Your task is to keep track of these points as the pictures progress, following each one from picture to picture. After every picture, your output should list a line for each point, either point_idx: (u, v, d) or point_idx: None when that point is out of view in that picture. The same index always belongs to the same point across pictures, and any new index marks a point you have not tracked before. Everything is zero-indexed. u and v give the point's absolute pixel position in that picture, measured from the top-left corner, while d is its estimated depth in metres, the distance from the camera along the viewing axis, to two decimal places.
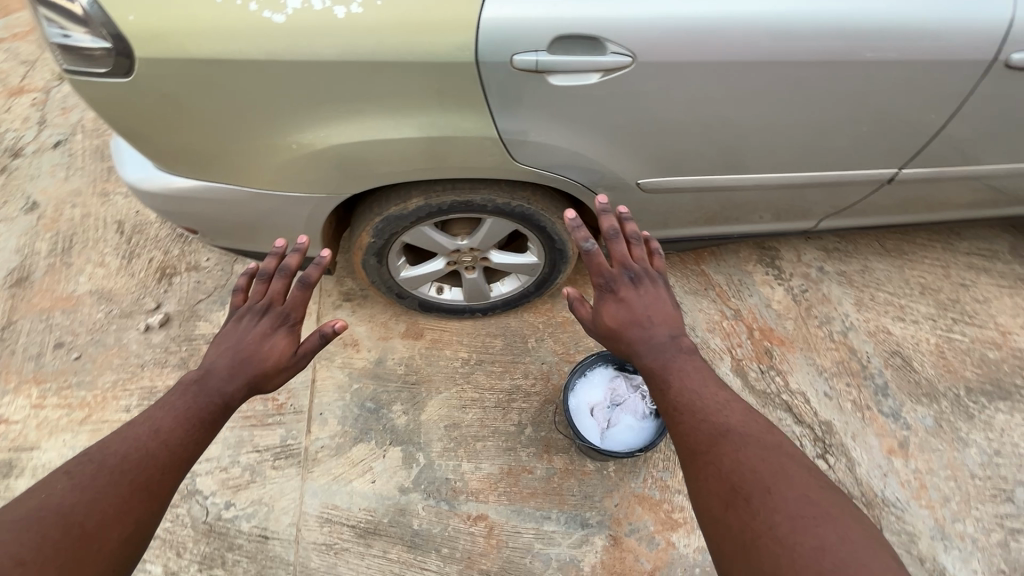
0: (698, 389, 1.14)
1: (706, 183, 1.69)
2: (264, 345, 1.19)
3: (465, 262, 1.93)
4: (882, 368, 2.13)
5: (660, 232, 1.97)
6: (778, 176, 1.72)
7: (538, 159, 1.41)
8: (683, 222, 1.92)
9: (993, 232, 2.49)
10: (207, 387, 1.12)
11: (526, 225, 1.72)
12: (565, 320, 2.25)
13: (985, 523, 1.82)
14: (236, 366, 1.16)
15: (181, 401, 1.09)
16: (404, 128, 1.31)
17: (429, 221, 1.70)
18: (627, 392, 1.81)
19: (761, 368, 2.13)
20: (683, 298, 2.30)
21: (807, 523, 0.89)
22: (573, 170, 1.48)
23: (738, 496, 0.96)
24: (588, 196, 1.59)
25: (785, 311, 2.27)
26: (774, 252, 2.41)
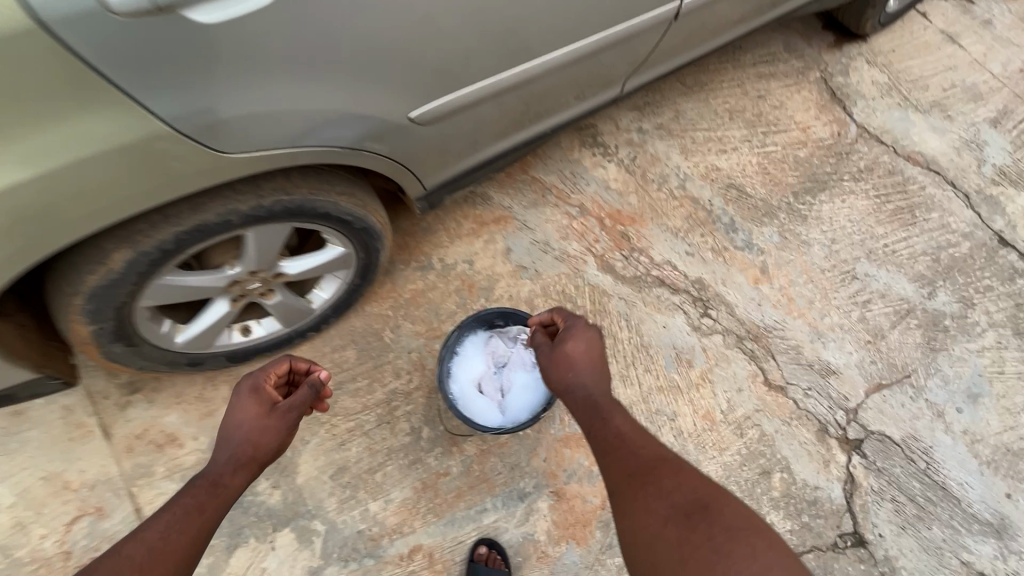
0: (637, 428, 1.22)
1: (490, 89, 1.38)
2: (251, 421, 1.24)
3: (255, 290, 1.47)
4: (724, 206, 2.14)
5: (474, 160, 1.64)
6: (563, 53, 1.46)
7: (254, 133, 1.04)
8: (489, 140, 1.60)
9: (767, 35, 2.56)
10: (210, 481, 1.16)
11: (303, 219, 1.30)
12: (415, 293, 1.92)
13: (844, 308, 1.98)
14: (229, 451, 1.20)
15: (183, 501, 1.11)
16: (21, 167, 0.88)
17: (169, 269, 1.21)
18: (508, 350, 1.58)
19: (624, 255, 2.03)
20: (525, 216, 2.08)
21: (738, 535, 0.98)
22: (313, 131, 1.12)
23: (681, 513, 1.02)
24: (354, 156, 1.23)
25: (624, 187, 2.16)
26: (592, 130, 2.25)
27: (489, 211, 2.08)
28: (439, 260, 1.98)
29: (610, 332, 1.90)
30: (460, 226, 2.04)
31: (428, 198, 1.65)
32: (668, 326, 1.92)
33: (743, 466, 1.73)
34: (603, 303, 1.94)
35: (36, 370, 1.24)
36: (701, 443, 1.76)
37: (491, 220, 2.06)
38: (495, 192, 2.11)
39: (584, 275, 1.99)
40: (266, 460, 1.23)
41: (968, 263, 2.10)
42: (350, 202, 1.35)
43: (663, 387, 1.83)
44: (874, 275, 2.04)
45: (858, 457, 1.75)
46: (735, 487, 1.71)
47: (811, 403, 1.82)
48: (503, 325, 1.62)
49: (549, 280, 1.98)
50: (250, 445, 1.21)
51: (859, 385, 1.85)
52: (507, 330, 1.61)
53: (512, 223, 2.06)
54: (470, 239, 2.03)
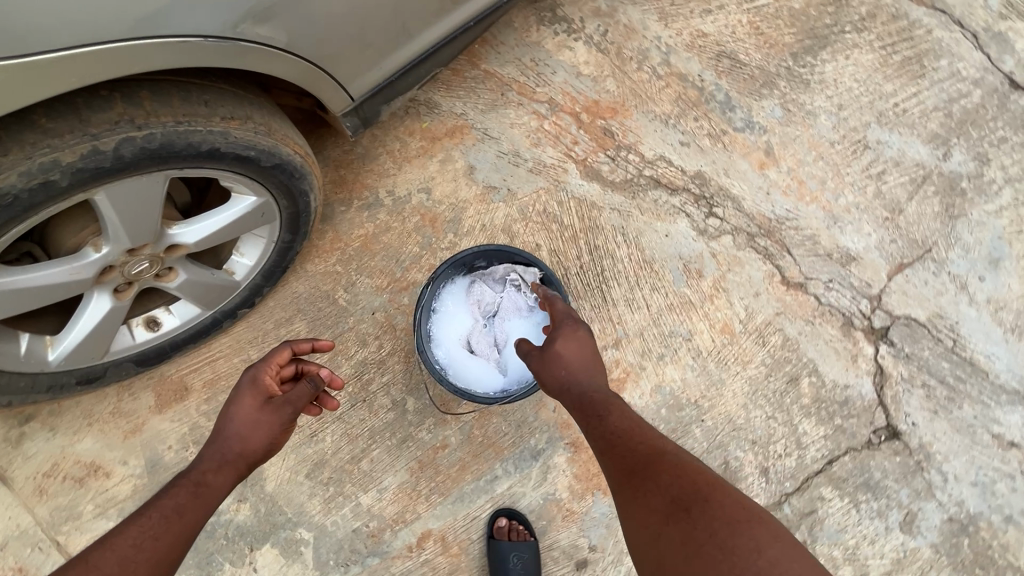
0: (633, 417, 0.98)
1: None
2: (247, 413, 0.99)
3: (144, 275, 1.06)
4: (716, 81, 1.80)
5: (417, 43, 1.20)
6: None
7: (55, 17, 0.69)
8: (430, 14, 1.16)
9: None
10: (192, 483, 0.91)
11: (177, 166, 0.89)
12: (365, 239, 1.55)
13: (859, 184, 1.75)
14: (219, 450, 0.95)
15: (162, 506, 0.86)
16: None
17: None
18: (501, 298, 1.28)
19: (609, 155, 1.69)
20: (484, 123, 1.68)
21: (744, 529, 0.78)
22: (147, 8, 0.74)
23: (677, 506, 0.81)
24: (226, 51, 0.85)
25: (598, 71, 1.76)
26: (548, 2, 1.79)
27: (439, 123, 1.66)
28: (388, 194, 1.59)
29: (607, 251, 1.61)
30: (406, 148, 1.63)
31: (359, 112, 1.21)
32: (671, 234, 1.64)
33: (771, 378, 1.56)
34: (594, 218, 1.63)
35: None
36: (723, 361, 1.57)
37: (443, 133, 1.65)
38: (442, 97, 1.68)
39: (566, 187, 1.65)
40: (258, 459, 0.98)
41: (981, 113, 1.88)
42: (246, 133, 0.93)
43: (674, 305, 1.59)
44: (887, 141, 1.80)
45: (885, 346, 1.61)
46: (765, 402, 1.54)
47: (834, 296, 1.64)
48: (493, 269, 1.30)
49: (527, 200, 1.63)
50: (238, 443, 0.95)
51: (881, 268, 1.67)
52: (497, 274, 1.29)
53: (471, 134, 1.66)
54: (422, 162, 1.63)
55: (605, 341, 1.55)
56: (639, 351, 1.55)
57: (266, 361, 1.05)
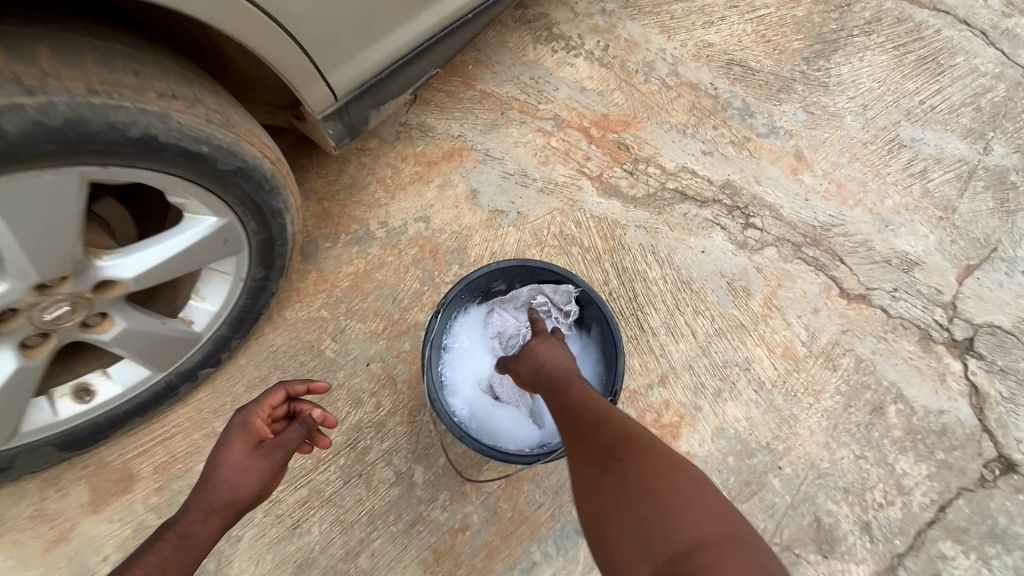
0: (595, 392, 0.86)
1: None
2: (236, 461, 0.81)
3: (67, 322, 0.82)
4: (730, 88, 1.67)
5: (420, 27, 1.01)
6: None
7: None
8: None
9: None
10: (166, 550, 0.75)
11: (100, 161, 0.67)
12: (355, 278, 1.31)
13: (902, 183, 1.58)
14: (201, 505, 0.79)
15: (140, 568, 0.73)
16: None
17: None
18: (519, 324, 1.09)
19: (627, 170, 1.51)
20: (485, 143, 1.50)
21: (681, 486, 0.66)
22: None
23: (607, 459, 0.71)
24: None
25: (603, 85, 1.62)
26: (543, 20, 1.68)
27: (435, 146, 1.47)
28: (381, 225, 1.37)
29: (638, 273, 1.39)
30: (398, 174, 1.43)
31: (343, 116, 1.01)
32: (708, 250, 1.43)
33: (850, 408, 1.30)
34: (618, 238, 1.43)
35: None
36: (791, 392, 1.31)
37: (440, 156, 1.46)
38: (436, 119, 1.50)
39: (583, 206, 1.45)
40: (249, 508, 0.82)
41: (1011, 107, 1.77)
42: (196, 118, 0.73)
43: (724, 330, 1.35)
44: (922, 138, 1.66)
45: (973, 360, 1.37)
46: (849, 438, 1.28)
47: (903, 307, 1.41)
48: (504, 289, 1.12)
49: (540, 222, 1.42)
50: (224, 496, 0.79)
51: (948, 272, 1.47)
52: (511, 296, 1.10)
53: (471, 156, 1.47)
54: (418, 188, 1.42)
55: (649, 378, 1.29)
56: (691, 387, 1.29)
57: (257, 400, 0.88)
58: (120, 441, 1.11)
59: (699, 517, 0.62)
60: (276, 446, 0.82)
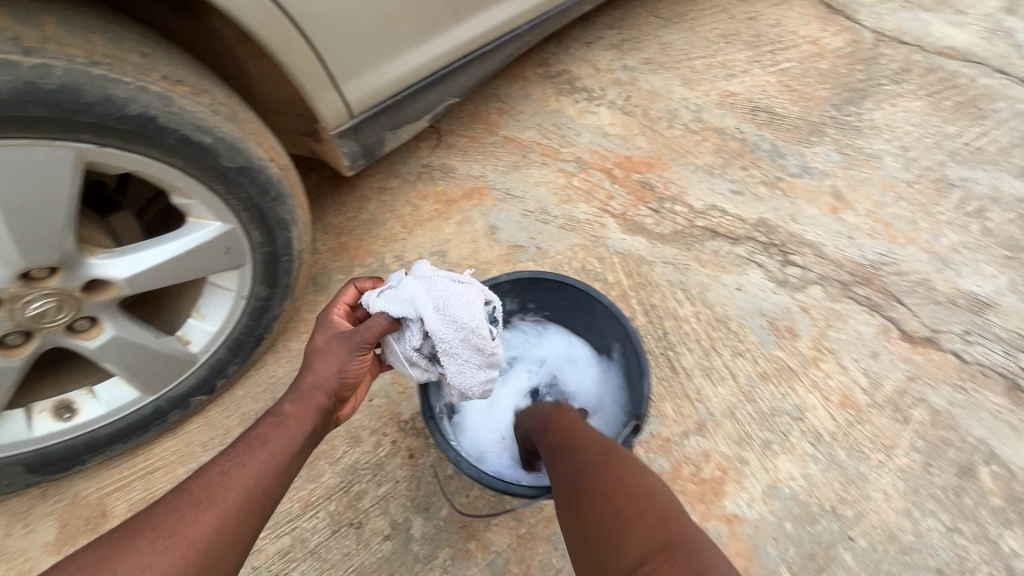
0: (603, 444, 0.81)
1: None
2: (328, 349, 0.82)
3: (54, 322, 0.79)
4: (758, 132, 1.63)
5: (440, 44, 1.04)
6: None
7: None
8: (447, 9, 1.01)
9: None
10: (261, 449, 0.75)
11: (101, 136, 0.69)
12: None
13: (958, 222, 1.45)
14: (305, 402, 0.80)
15: (244, 452, 0.74)
16: None
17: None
18: (470, 366, 0.84)
19: (653, 207, 1.45)
20: (505, 182, 1.48)
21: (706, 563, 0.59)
22: None
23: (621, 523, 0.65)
24: None
25: (626, 130, 1.62)
26: (565, 75, 1.72)
27: (455, 186, 1.46)
28: (397, 259, 1.34)
29: (667, 310, 1.28)
30: (417, 212, 1.41)
31: (359, 134, 1.00)
32: (744, 287, 1.32)
33: (932, 469, 1.10)
34: (645, 274, 1.34)
35: None
36: (855, 447, 1.12)
37: (459, 195, 1.45)
38: (458, 161, 1.51)
39: (606, 242, 1.38)
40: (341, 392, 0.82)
41: None
42: (198, 106, 0.76)
43: (768, 374, 1.20)
44: (972, 178, 1.55)
45: None
46: (933, 505, 1.06)
47: (979, 352, 1.23)
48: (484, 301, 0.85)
49: (560, 258, 1.36)
50: (321, 377, 0.81)
51: None
52: (480, 334, 0.82)
53: (491, 195, 1.45)
54: (436, 225, 1.39)
55: (684, 426, 1.13)
56: (734, 437, 1.13)
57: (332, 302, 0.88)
58: (101, 473, 1.03)
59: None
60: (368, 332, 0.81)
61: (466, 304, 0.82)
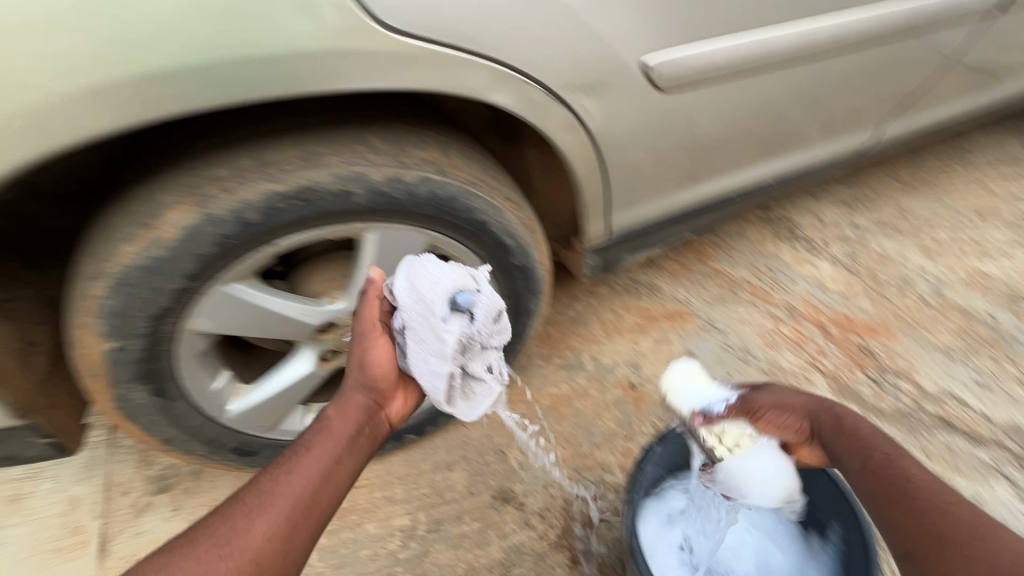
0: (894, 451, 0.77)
1: (744, 57, 0.89)
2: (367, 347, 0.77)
3: (355, 348, 1.01)
4: (1016, 323, 1.45)
5: (699, 193, 1.13)
6: (836, 18, 0.96)
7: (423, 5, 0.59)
8: (722, 165, 1.09)
9: (1006, 128, 1.99)
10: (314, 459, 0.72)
11: (447, 231, 0.86)
12: (557, 401, 1.33)
13: None
14: (344, 409, 0.78)
15: (294, 461, 0.72)
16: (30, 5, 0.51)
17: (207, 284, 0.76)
18: (429, 362, 0.71)
19: (872, 377, 1.35)
20: (710, 313, 1.51)
21: None
22: (502, 35, 0.65)
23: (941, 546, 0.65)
24: (547, 113, 0.75)
25: (848, 288, 1.55)
26: (787, 220, 1.73)
27: (659, 304, 1.53)
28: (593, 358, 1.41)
29: None
30: (619, 320, 1.49)
31: (604, 253, 1.15)
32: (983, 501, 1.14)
33: None
34: None
35: (15, 408, 0.81)
36: None
37: (662, 314, 1.51)
38: (665, 281, 1.58)
39: None
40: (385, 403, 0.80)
41: None
42: (517, 220, 0.90)
43: None
44: None
45: None
46: None
47: None
48: (464, 286, 0.72)
49: None
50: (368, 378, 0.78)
51: None
52: (432, 311, 0.69)
53: (693, 322, 1.49)
54: (635, 337, 1.46)
55: None
56: None
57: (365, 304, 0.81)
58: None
59: None
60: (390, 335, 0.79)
61: (431, 276, 0.71)
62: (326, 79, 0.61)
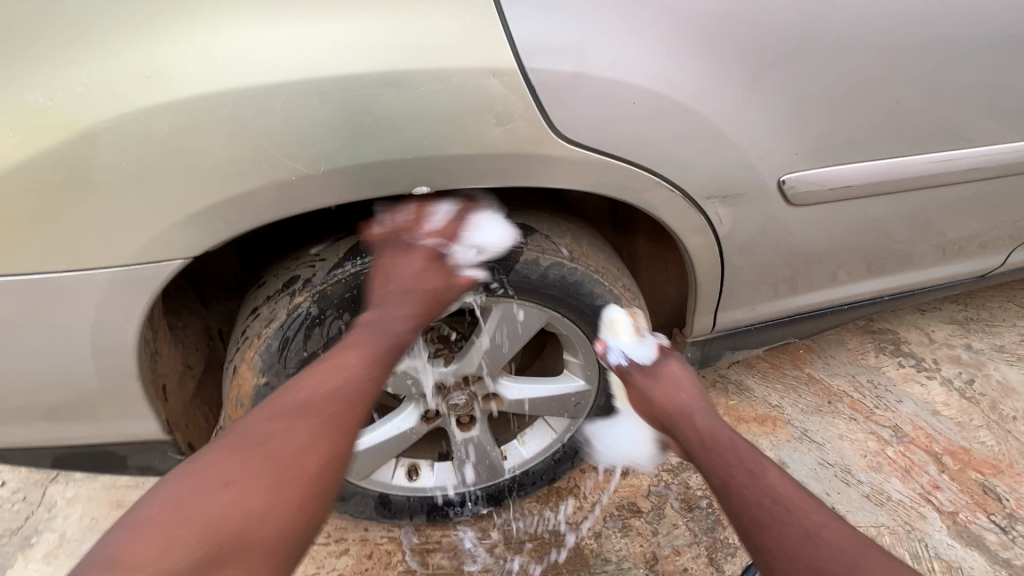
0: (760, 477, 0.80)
1: (879, 179, 0.91)
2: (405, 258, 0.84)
3: (454, 409, 1.05)
4: None
5: (809, 300, 1.12)
6: (977, 150, 0.96)
7: (605, 122, 0.65)
8: (835, 275, 1.08)
9: None
10: (314, 414, 0.74)
11: (567, 311, 0.91)
12: (636, 493, 1.29)
13: None
14: (352, 342, 0.80)
15: (297, 404, 0.74)
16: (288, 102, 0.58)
17: (355, 336, 0.85)
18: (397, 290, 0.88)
19: (996, 524, 1.21)
20: (805, 422, 1.43)
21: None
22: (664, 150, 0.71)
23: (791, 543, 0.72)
24: (684, 217, 0.80)
25: (964, 416, 1.43)
26: (891, 333, 1.65)
27: (748, 405, 1.47)
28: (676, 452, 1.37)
29: None
30: None
31: (705, 346, 1.15)
32: None
33: None
34: None
35: (166, 423, 0.86)
36: None
37: (751, 415, 1.45)
38: (756, 381, 1.53)
39: (925, 541, 1.19)
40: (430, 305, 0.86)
41: None
42: (630, 307, 0.95)
43: None
44: None
45: None
46: None
47: None
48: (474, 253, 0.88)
49: (860, 532, 1.21)
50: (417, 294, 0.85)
51: None
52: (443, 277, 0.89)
53: (786, 429, 1.41)
54: None
55: None
56: None
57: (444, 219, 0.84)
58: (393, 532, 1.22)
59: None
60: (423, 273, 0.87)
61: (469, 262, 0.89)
62: (509, 178, 0.66)
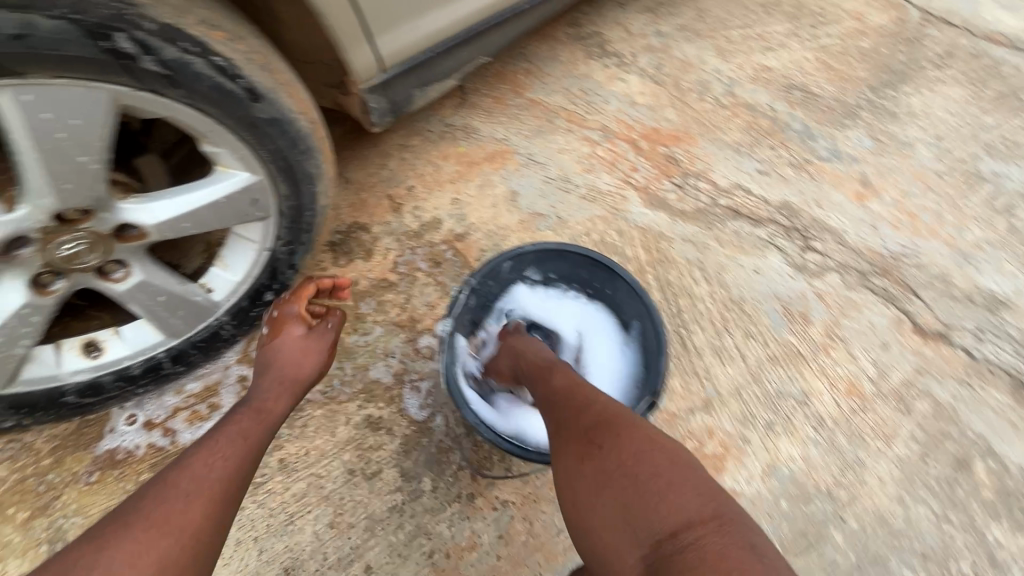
0: (569, 475, 0.80)
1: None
2: (308, 346, 1.02)
3: (87, 264, 0.79)
4: (790, 111, 1.58)
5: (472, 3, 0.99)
6: None
7: None
8: None
9: None
10: (231, 465, 0.77)
11: (137, 79, 0.66)
12: (384, 270, 1.24)
13: (985, 217, 1.44)
14: (242, 417, 0.85)
15: (226, 430, 0.82)
16: None
17: None
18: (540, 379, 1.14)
19: (676, 182, 1.43)
20: (529, 147, 1.45)
21: (634, 462, 0.75)
22: None
23: (586, 444, 0.81)
24: None
25: (655, 100, 1.57)
26: (596, 37, 1.65)
27: (477, 147, 1.43)
28: (415, 217, 1.31)
29: (684, 289, 1.29)
30: (438, 172, 1.38)
31: (387, 90, 0.97)
32: (763, 270, 1.33)
33: (929, 459, 1.18)
34: (664, 251, 1.33)
35: None
36: (856, 433, 1.19)
37: (482, 156, 1.42)
38: (481, 121, 1.46)
39: (627, 216, 1.37)
40: (311, 384, 0.99)
41: None
42: (232, 53, 0.72)
43: (778, 357, 1.24)
44: (1005, 173, 1.50)
45: None
46: (929, 495, 1.15)
47: (989, 350, 1.28)
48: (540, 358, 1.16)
49: (579, 229, 1.36)
50: (292, 366, 0.97)
51: None
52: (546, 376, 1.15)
53: (513, 159, 1.42)
54: (456, 187, 1.37)
55: (693, 402, 1.19)
56: (738, 416, 1.19)
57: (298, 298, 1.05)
58: (119, 414, 1.05)
59: (623, 444, 0.78)
60: (289, 334, 1.02)
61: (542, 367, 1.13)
62: None
